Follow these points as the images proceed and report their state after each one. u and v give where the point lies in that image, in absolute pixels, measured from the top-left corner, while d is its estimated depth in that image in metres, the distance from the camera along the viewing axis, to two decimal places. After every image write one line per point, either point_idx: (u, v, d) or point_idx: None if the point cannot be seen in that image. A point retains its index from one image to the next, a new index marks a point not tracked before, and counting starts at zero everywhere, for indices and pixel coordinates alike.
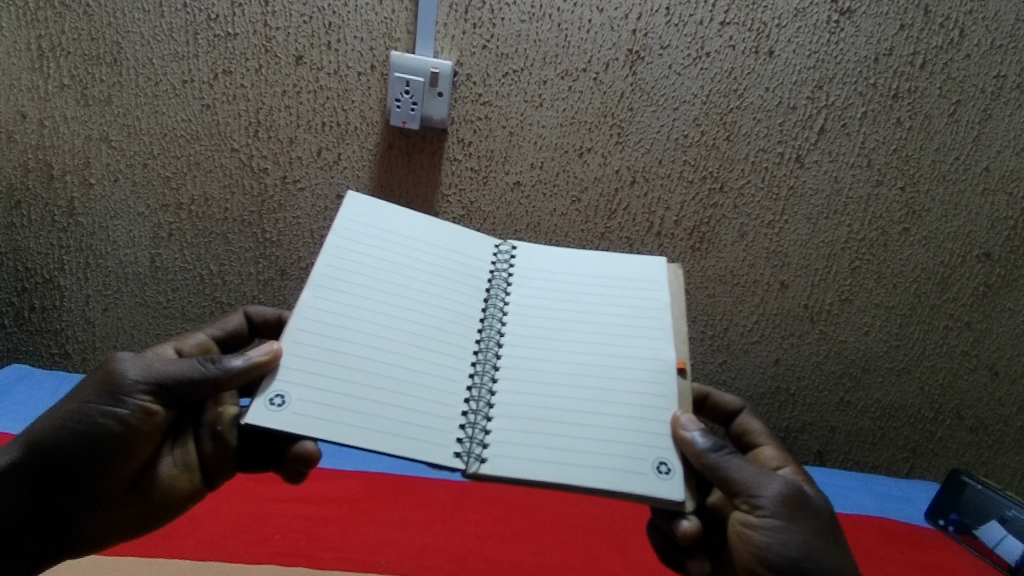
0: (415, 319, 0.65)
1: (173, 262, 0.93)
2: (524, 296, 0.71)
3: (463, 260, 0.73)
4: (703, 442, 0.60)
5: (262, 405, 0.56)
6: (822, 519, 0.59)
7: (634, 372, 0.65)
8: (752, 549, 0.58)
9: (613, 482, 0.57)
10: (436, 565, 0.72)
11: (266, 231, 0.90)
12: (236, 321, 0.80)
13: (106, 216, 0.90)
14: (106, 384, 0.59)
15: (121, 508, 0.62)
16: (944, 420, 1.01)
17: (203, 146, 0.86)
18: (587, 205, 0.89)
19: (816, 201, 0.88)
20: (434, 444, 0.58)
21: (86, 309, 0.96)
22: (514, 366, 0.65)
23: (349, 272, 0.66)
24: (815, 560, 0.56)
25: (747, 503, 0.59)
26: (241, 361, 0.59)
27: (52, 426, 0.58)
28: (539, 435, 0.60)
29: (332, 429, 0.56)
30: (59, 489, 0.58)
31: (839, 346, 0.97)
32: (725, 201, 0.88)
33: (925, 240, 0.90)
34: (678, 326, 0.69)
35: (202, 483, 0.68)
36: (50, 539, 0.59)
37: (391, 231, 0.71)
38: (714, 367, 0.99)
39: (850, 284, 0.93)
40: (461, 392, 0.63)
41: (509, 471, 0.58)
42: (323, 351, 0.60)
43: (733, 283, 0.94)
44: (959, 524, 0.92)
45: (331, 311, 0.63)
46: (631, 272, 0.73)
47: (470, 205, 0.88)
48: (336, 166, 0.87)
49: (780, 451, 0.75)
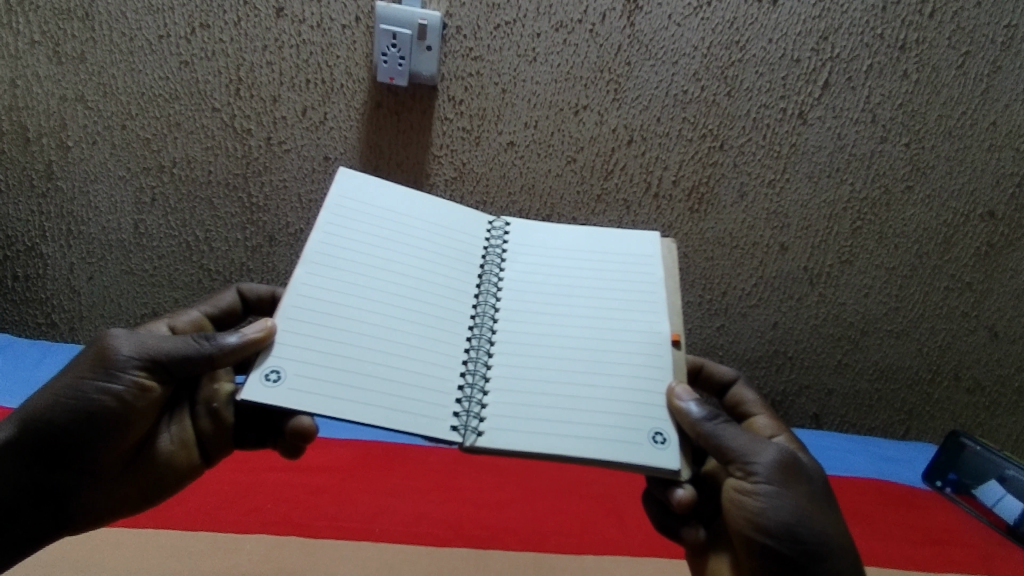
0: (408, 295, 0.63)
1: (157, 228, 0.90)
2: (519, 272, 0.69)
3: (456, 237, 0.71)
4: (698, 412, 0.58)
5: (257, 380, 0.54)
6: (816, 486, 0.58)
7: (631, 345, 0.64)
8: (746, 516, 0.56)
9: (615, 454, 0.56)
10: (430, 532, 0.71)
11: (252, 195, 0.88)
12: (229, 298, 0.78)
13: (86, 180, 0.87)
14: (101, 359, 0.57)
15: (120, 484, 0.61)
16: (941, 382, 1.01)
17: (183, 106, 0.83)
18: (583, 165, 0.86)
19: (818, 159, 0.86)
20: (430, 418, 0.56)
21: (71, 277, 0.94)
22: (510, 341, 0.63)
23: (341, 248, 0.64)
24: (812, 525, 0.55)
25: (741, 470, 0.57)
26: (236, 339, 0.57)
27: (47, 402, 0.56)
28: (538, 408, 0.58)
29: (328, 403, 0.54)
30: (57, 464, 0.57)
31: (837, 309, 0.96)
32: (725, 159, 0.86)
33: (928, 199, 0.88)
34: (672, 300, 0.68)
35: (201, 460, 0.67)
36: (50, 516, 0.57)
37: (384, 208, 0.69)
38: (711, 331, 0.98)
39: (852, 245, 0.91)
40: (457, 367, 0.61)
41: (508, 444, 0.56)
42: (318, 326, 0.58)
43: (732, 245, 0.92)
44: (957, 484, 0.92)
45: (323, 287, 0.61)
46: (624, 248, 0.72)
47: (463, 166, 0.86)
48: (322, 126, 0.84)
49: (776, 421, 0.74)
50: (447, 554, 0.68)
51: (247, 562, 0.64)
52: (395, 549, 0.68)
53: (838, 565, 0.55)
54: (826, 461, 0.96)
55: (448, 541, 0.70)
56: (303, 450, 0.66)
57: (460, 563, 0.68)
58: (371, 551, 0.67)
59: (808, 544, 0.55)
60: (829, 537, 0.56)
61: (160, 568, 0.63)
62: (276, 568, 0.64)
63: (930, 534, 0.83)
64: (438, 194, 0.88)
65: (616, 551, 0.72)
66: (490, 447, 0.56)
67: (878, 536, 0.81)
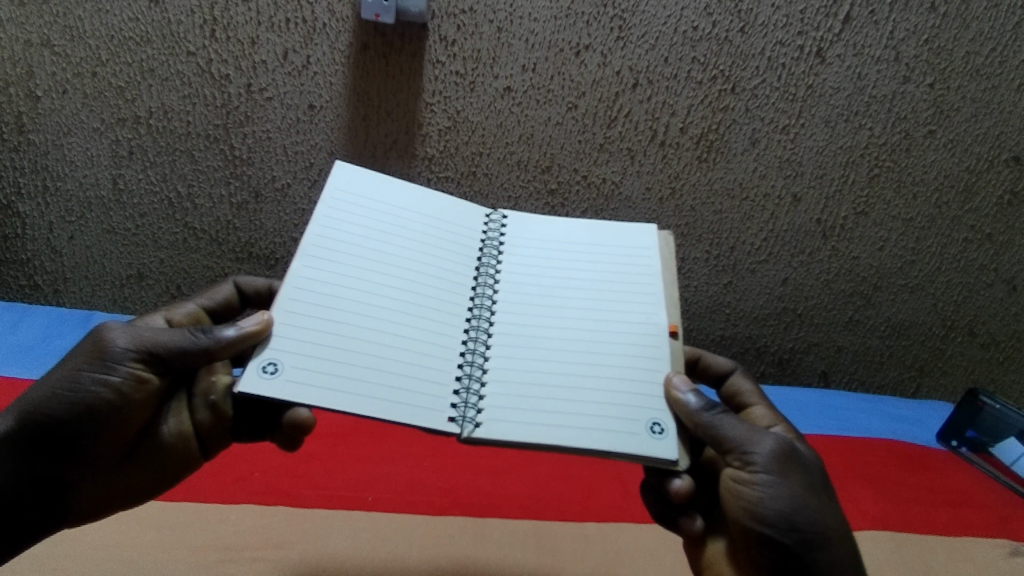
0: (405, 288, 0.60)
1: (136, 183, 0.86)
2: (517, 265, 0.67)
3: (454, 230, 0.68)
4: (697, 402, 0.55)
5: (254, 371, 0.51)
6: (814, 474, 0.56)
7: (632, 336, 0.61)
8: (744, 506, 0.54)
9: (623, 445, 0.53)
10: (425, 499, 0.68)
11: (234, 147, 0.83)
12: (226, 291, 0.74)
13: (58, 133, 0.83)
14: (96, 351, 0.54)
15: (116, 479, 0.57)
16: (955, 338, 0.98)
17: (155, 49, 0.78)
18: (584, 112, 0.81)
19: (836, 101, 0.80)
20: (428, 409, 0.53)
21: (51, 236, 0.90)
22: (510, 333, 0.60)
23: (337, 242, 0.61)
24: (809, 512, 0.53)
25: (739, 460, 0.55)
26: (232, 332, 0.54)
27: (42, 394, 0.53)
28: (540, 400, 0.55)
29: (325, 395, 0.51)
30: (56, 456, 0.54)
31: (851, 263, 0.92)
32: (737, 104, 0.81)
33: (951, 144, 0.83)
34: (669, 292, 0.65)
35: (198, 453, 0.62)
36: (44, 506, 0.54)
37: (381, 202, 0.66)
38: (718, 289, 0.95)
39: (868, 195, 0.87)
40: (453, 358, 0.58)
41: (511, 435, 0.53)
42: (313, 319, 0.55)
43: (742, 197, 0.87)
44: (974, 442, 0.89)
45: (319, 280, 0.58)
46: (622, 241, 0.69)
47: (457, 114, 0.81)
48: (305, 71, 0.78)
49: (774, 412, 0.68)
50: (442, 521, 0.66)
51: (234, 535, 0.62)
52: (388, 518, 0.65)
53: (837, 551, 0.53)
54: (838, 421, 0.93)
55: (444, 509, 0.67)
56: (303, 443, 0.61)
57: (455, 531, 0.65)
58: (364, 521, 0.65)
59: (805, 532, 0.52)
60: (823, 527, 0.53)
61: (144, 544, 0.60)
62: (263, 540, 0.62)
63: (948, 496, 0.80)
64: (431, 145, 0.83)
65: (620, 517, 0.69)
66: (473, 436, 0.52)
67: (892, 500, 0.78)
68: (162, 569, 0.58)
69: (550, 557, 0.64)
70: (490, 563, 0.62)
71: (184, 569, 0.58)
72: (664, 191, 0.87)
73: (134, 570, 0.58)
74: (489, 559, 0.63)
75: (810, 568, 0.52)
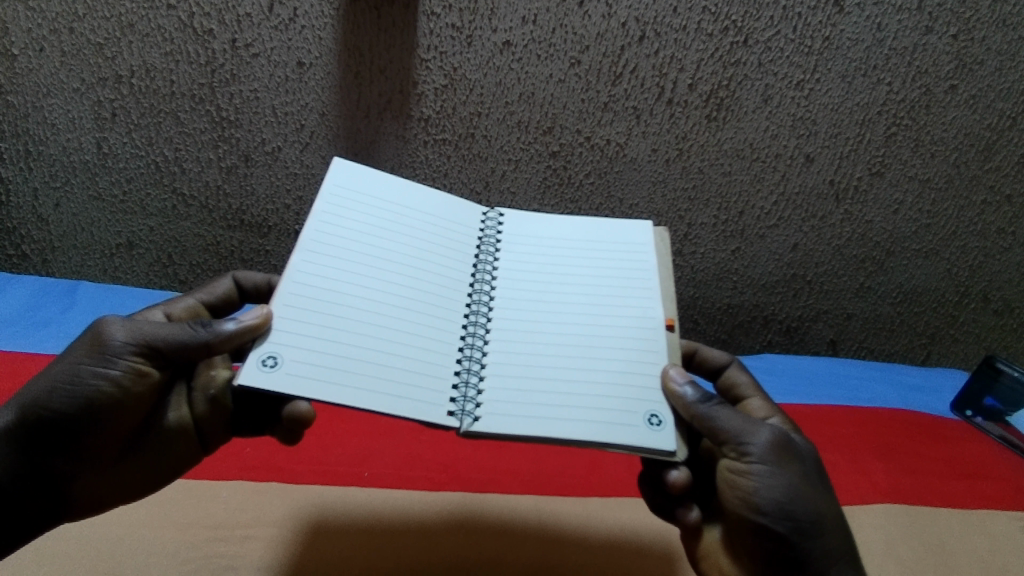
0: (401, 282, 0.58)
1: (121, 146, 0.83)
2: (516, 258, 0.64)
3: (450, 224, 0.66)
4: (694, 394, 0.53)
5: (254, 365, 0.49)
6: (810, 464, 0.53)
7: (633, 329, 0.58)
8: (739, 496, 0.51)
9: (621, 436, 0.51)
10: (423, 474, 0.66)
11: (221, 108, 0.80)
12: (225, 286, 0.69)
13: (38, 94, 0.79)
14: (96, 344, 0.52)
15: (115, 476, 0.54)
16: (969, 304, 0.95)
17: (135, 3, 0.74)
18: (588, 68, 0.77)
19: (854, 54, 0.76)
20: (427, 403, 0.51)
21: (36, 204, 0.87)
22: (510, 328, 0.58)
23: (335, 237, 0.59)
24: (805, 502, 0.51)
25: (735, 451, 0.52)
26: (231, 326, 0.51)
27: (42, 388, 0.51)
28: (544, 394, 0.53)
29: (323, 389, 0.49)
30: (57, 449, 0.51)
31: (864, 227, 0.89)
32: (749, 58, 0.76)
33: (973, 99, 0.79)
34: (665, 287, 0.63)
35: (197, 447, 0.59)
36: (42, 501, 0.52)
37: (379, 197, 0.64)
38: (726, 255, 0.92)
39: (884, 154, 0.83)
40: (452, 353, 0.55)
41: (517, 429, 0.50)
42: (311, 313, 0.53)
43: (752, 157, 0.83)
44: (989, 411, 0.87)
45: (317, 275, 0.55)
46: (619, 235, 0.67)
47: (454, 71, 0.77)
48: (293, 25, 0.74)
49: (771, 404, 0.64)
50: (441, 496, 0.64)
51: (225, 511, 0.60)
52: (384, 493, 0.64)
53: (832, 539, 0.51)
54: (849, 390, 0.90)
55: (443, 484, 0.65)
56: (303, 435, 0.56)
57: (453, 507, 0.63)
58: (359, 496, 0.63)
59: (800, 521, 0.50)
60: (819, 518, 0.50)
61: (131, 520, 0.58)
62: (256, 517, 0.60)
63: (961, 467, 0.78)
64: (427, 105, 0.80)
65: (625, 491, 0.67)
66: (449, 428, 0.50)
67: (903, 471, 0.76)
68: (154, 550, 0.56)
69: (558, 532, 0.62)
70: (485, 535, 0.60)
71: (175, 549, 0.56)
72: (671, 152, 0.83)
73: (125, 551, 0.56)
74: (487, 531, 0.61)
75: (804, 557, 0.50)
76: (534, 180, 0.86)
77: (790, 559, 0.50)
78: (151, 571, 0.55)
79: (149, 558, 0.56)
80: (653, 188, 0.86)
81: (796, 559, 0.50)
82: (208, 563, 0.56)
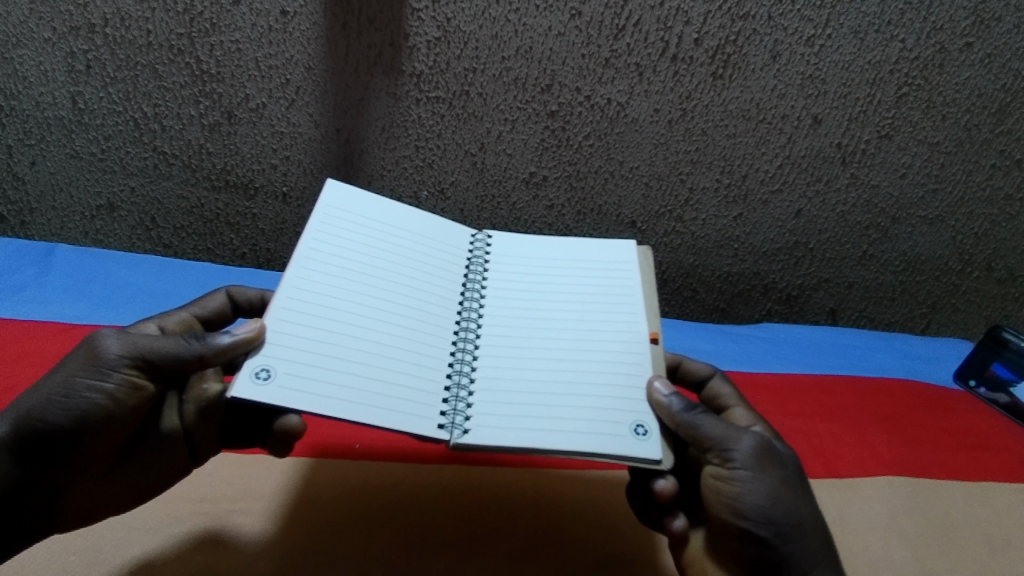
0: (391, 298, 0.56)
1: (97, 102, 0.79)
2: (507, 275, 0.62)
3: (440, 240, 0.64)
4: (679, 403, 0.51)
5: (246, 377, 0.46)
6: (792, 468, 0.51)
7: (623, 344, 0.57)
8: (723, 502, 0.49)
9: (611, 446, 0.49)
10: (420, 446, 0.64)
11: (201, 60, 0.76)
12: (218, 300, 0.65)
13: (8, 43, 0.75)
14: (91, 355, 0.49)
15: (106, 489, 0.51)
16: (972, 273, 0.93)
17: None
18: (589, 21, 0.73)
19: (867, 8, 0.72)
20: (419, 416, 0.48)
21: (12, 161, 0.84)
22: (501, 345, 0.56)
23: (328, 253, 0.56)
24: (787, 506, 0.48)
25: (718, 458, 0.50)
26: (226, 338, 0.48)
27: (37, 400, 0.48)
28: (536, 409, 0.51)
29: (317, 402, 0.46)
30: (51, 462, 0.48)
31: (870, 193, 0.86)
32: (758, 11, 0.72)
33: (988, 58, 0.75)
34: (649, 302, 0.61)
35: (185, 456, 0.56)
36: (35, 514, 0.49)
37: (371, 215, 0.62)
38: (727, 221, 0.89)
39: (894, 116, 0.80)
40: (442, 367, 0.53)
41: (515, 443, 0.48)
42: (302, 326, 0.50)
43: (757, 118, 0.80)
44: (991, 384, 0.85)
45: (310, 289, 0.53)
46: (602, 253, 0.65)
47: (448, 22, 0.73)
48: None
49: (756, 414, 0.61)
50: (438, 471, 0.62)
51: (207, 486, 0.58)
52: (380, 468, 0.61)
53: (816, 543, 0.48)
54: (856, 360, 0.88)
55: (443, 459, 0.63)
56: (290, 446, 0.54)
57: (451, 483, 0.61)
58: (352, 471, 0.61)
59: (782, 525, 0.48)
60: (802, 521, 0.48)
61: None
62: (242, 491, 0.58)
63: (969, 440, 0.76)
64: (419, 59, 0.76)
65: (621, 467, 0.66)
66: (421, 433, 0.47)
67: (912, 444, 0.74)
68: (133, 525, 0.54)
69: (555, 506, 0.60)
70: (478, 510, 0.58)
71: (156, 523, 0.54)
72: (674, 112, 0.80)
73: (104, 529, 0.53)
74: (480, 505, 0.59)
75: (786, 562, 0.48)
76: (531, 141, 0.82)
77: (772, 563, 0.48)
78: (131, 547, 0.52)
79: (128, 533, 0.53)
80: (654, 150, 0.83)
81: (776, 564, 0.48)
82: (191, 534, 0.54)
